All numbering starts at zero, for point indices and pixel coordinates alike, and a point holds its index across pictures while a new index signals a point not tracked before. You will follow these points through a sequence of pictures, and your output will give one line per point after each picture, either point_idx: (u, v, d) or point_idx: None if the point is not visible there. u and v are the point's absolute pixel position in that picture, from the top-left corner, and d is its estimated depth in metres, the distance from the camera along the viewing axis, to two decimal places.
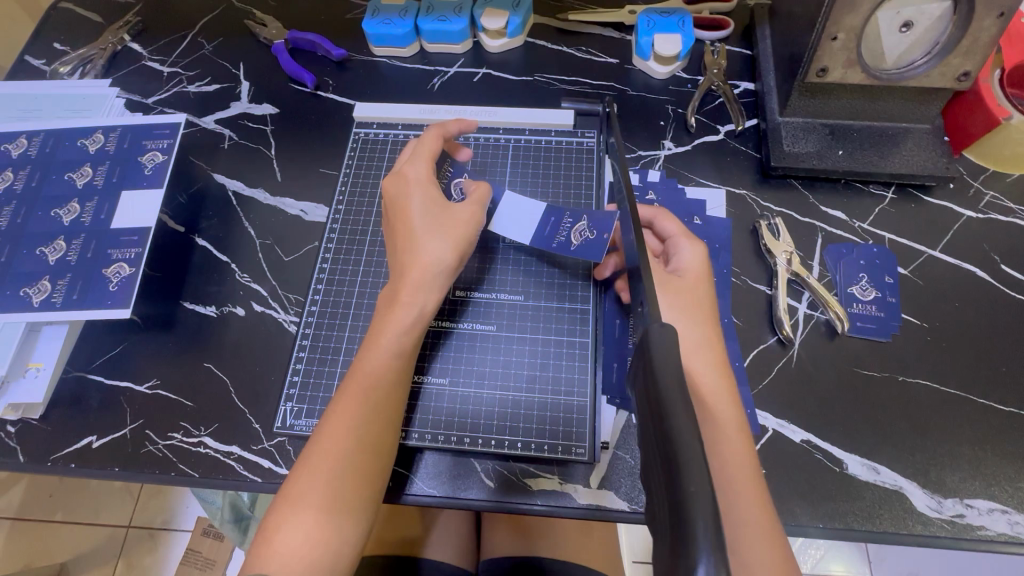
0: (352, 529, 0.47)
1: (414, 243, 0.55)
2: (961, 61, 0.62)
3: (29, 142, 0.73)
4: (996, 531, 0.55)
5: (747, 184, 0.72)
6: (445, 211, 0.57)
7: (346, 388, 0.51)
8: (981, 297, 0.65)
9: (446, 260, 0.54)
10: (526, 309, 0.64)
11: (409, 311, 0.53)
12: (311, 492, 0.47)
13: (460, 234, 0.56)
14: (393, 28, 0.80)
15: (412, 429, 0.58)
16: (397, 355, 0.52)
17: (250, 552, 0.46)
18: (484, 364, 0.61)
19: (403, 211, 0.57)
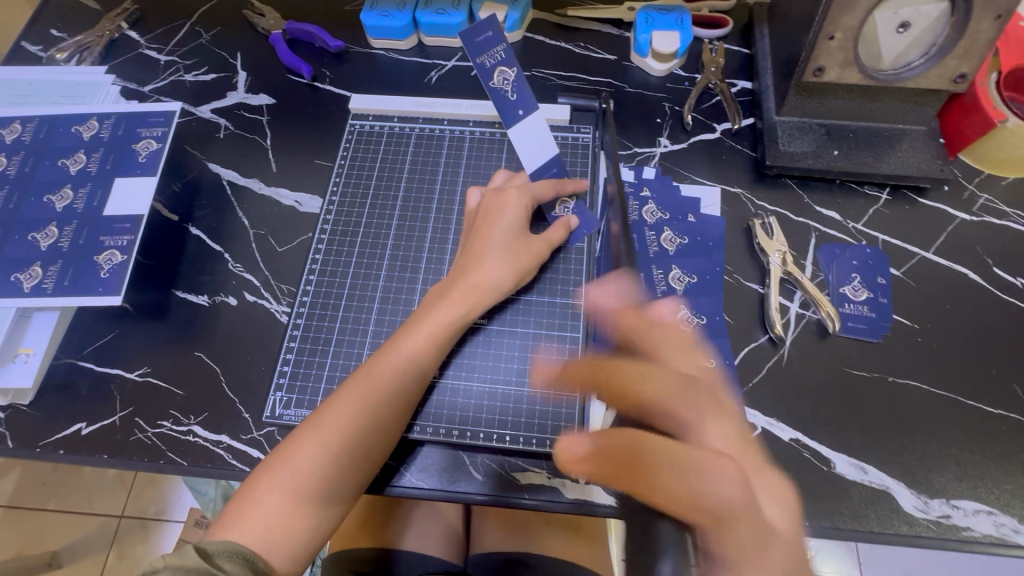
0: (330, 505, 0.51)
1: (472, 259, 0.59)
2: (958, 63, 0.62)
3: (24, 128, 0.72)
4: (982, 533, 0.55)
5: (742, 183, 0.72)
6: (523, 240, 0.61)
7: (364, 375, 0.54)
8: (972, 299, 0.65)
9: (501, 281, 0.59)
10: (527, 304, 0.64)
11: (443, 317, 0.57)
12: (302, 461, 0.50)
13: (524, 264, 0.61)
14: (391, 20, 0.80)
15: (419, 422, 0.58)
16: (421, 356, 0.55)
17: (231, 502, 0.50)
18: (477, 356, 0.61)
19: (478, 226, 0.62)
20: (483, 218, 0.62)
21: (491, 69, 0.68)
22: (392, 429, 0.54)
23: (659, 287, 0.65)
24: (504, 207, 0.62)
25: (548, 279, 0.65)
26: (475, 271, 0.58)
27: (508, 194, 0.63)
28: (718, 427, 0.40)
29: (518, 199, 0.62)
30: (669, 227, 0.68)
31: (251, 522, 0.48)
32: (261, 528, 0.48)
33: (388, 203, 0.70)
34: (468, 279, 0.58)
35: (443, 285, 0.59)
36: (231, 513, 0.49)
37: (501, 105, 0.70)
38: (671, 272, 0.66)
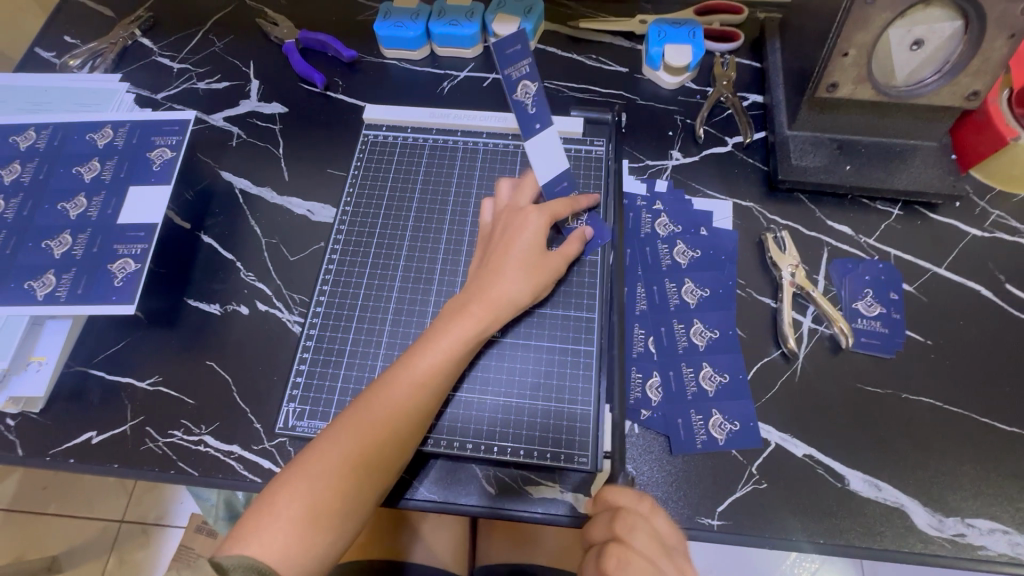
0: (346, 519, 0.50)
1: (490, 274, 0.59)
2: (971, 80, 0.62)
3: (38, 135, 0.73)
4: (997, 551, 0.55)
5: (754, 197, 0.72)
6: (541, 256, 0.61)
7: (380, 388, 0.54)
8: (985, 315, 0.65)
9: (518, 296, 0.59)
10: (539, 317, 0.64)
11: (462, 331, 0.57)
12: (319, 473, 0.50)
13: (542, 278, 0.61)
14: (405, 31, 0.80)
15: (436, 435, 0.58)
16: (440, 370, 0.55)
17: (246, 515, 0.50)
18: (490, 369, 0.61)
19: (496, 242, 0.62)
20: (500, 234, 0.62)
21: (514, 82, 0.66)
22: (410, 442, 0.53)
23: (672, 300, 0.65)
24: (523, 223, 0.62)
25: (562, 292, 0.65)
26: (494, 286, 0.59)
27: (528, 211, 0.63)
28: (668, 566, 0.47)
29: (538, 216, 0.62)
30: (681, 241, 0.69)
31: (267, 537, 0.48)
32: (277, 543, 0.48)
33: (401, 214, 0.70)
34: (487, 293, 0.58)
35: (460, 297, 0.59)
36: (245, 527, 0.49)
37: (519, 118, 0.68)
38: (684, 285, 0.66)
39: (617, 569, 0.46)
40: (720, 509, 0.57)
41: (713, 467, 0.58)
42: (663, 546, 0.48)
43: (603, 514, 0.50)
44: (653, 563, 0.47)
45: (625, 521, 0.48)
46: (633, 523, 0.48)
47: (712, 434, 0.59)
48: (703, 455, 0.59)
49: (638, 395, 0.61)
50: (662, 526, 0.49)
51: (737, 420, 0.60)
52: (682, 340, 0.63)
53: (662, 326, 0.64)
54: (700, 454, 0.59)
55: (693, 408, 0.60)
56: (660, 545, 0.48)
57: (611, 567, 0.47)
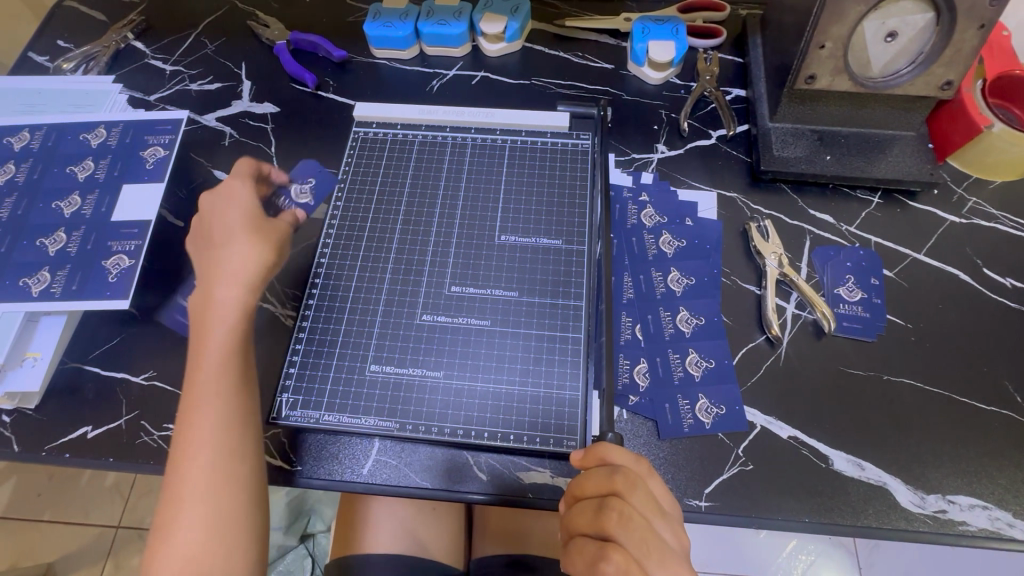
0: (244, 507, 0.51)
1: (215, 253, 0.60)
2: (944, 71, 0.64)
3: (32, 136, 0.74)
4: (978, 527, 0.56)
5: (738, 187, 0.74)
6: (258, 223, 0.63)
7: (190, 390, 0.53)
8: (964, 299, 0.66)
9: (247, 260, 0.59)
10: (463, 297, 0.65)
11: (227, 309, 0.57)
12: (192, 481, 0.50)
13: (267, 242, 0.62)
14: (394, 31, 0.82)
15: (287, 414, 0.60)
16: (223, 350, 0.55)
17: (149, 544, 0.49)
18: (382, 346, 0.63)
19: (209, 220, 0.63)
20: (213, 213, 0.64)
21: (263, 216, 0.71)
22: (251, 420, 0.54)
23: (658, 288, 0.67)
24: (230, 197, 0.64)
25: (549, 280, 0.66)
26: (229, 262, 0.59)
27: (230, 187, 0.66)
28: (663, 526, 0.47)
29: (230, 194, 0.65)
30: (666, 231, 0.70)
31: (172, 550, 0.48)
32: (184, 553, 0.48)
33: (392, 209, 0.71)
34: (225, 269, 0.59)
35: (205, 279, 0.59)
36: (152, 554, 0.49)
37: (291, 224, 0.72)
38: (670, 274, 0.67)
39: (618, 524, 0.46)
40: (707, 491, 0.58)
41: (699, 451, 0.60)
42: (658, 507, 0.48)
43: (599, 468, 0.50)
44: (650, 522, 0.47)
45: (626, 476, 0.48)
46: (632, 480, 0.48)
47: (699, 417, 0.60)
48: (690, 439, 0.60)
49: (626, 380, 0.62)
50: (657, 489, 0.50)
51: (723, 404, 0.61)
52: (669, 327, 0.65)
53: (650, 314, 0.65)
54: (687, 438, 0.60)
55: (680, 392, 0.62)
56: (656, 506, 0.48)
57: (611, 521, 0.46)
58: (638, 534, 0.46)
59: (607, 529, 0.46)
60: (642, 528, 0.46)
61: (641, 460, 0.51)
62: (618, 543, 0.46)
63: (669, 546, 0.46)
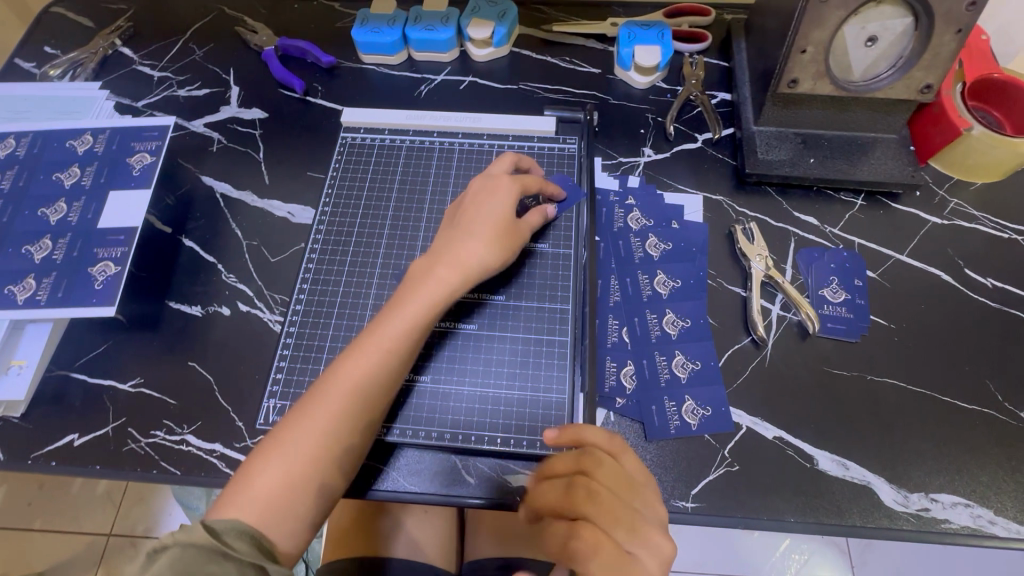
0: (331, 478, 0.52)
1: (459, 238, 0.61)
2: (923, 74, 0.65)
3: (18, 143, 0.73)
4: (960, 524, 0.57)
5: (723, 190, 0.75)
6: (513, 223, 0.63)
7: (351, 359, 0.55)
8: (946, 299, 0.67)
9: (484, 262, 0.60)
10: (523, 308, 0.65)
11: (430, 294, 0.58)
12: (298, 439, 0.51)
13: (514, 244, 0.63)
14: (382, 36, 0.82)
15: (394, 425, 0.59)
16: (409, 330, 0.56)
17: (229, 483, 0.50)
18: (459, 357, 0.63)
19: (465, 207, 0.63)
20: (470, 199, 0.63)
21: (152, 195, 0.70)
22: (374, 408, 0.54)
23: (644, 291, 0.67)
24: (494, 192, 0.63)
25: (536, 285, 0.66)
26: (462, 249, 0.60)
27: (500, 179, 0.64)
28: (636, 498, 0.49)
29: (500, 180, 0.64)
30: (653, 234, 0.71)
31: (251, 500, 0.49)
32: (265, 506, 0.49)
33: (380, 213, 0.72)
34: (458, 256, 0.59)
35: (430, 259, 0.60)
36: (230, 494, 0.49)
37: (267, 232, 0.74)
38: (656, 277, 0.68)
39: (584, 498, 0.48)
40: (694, 492, 0.58)
41: (686, 452, 0.60)
42: (628, 481, 0.50)
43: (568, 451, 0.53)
44: (619, 495, 0.49)
45: (592, 456, 0.51)
46: (599, 458, 0.50)
47: (685, 419, 0.61)
48: (677, 441, 0.60)
49: (613, 383, 0.63)
50: (629, 464, 0.52)
51: (710, 405, 0.62)
52: (655, 329, 0.65)
53: (636, 316, 0.66)
54: (674, 439, 0.61)
55: (666, 394, 0.62)
56: (626, 480, 0.50)
57: (580, 498, 0.48)
58: (607, 509, 0.48)
59: (576, 506, 0.48)
60: (611, 503, 0.48)
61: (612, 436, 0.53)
62: (589, 519, 0.47)
63: (644, 517, 0.48)
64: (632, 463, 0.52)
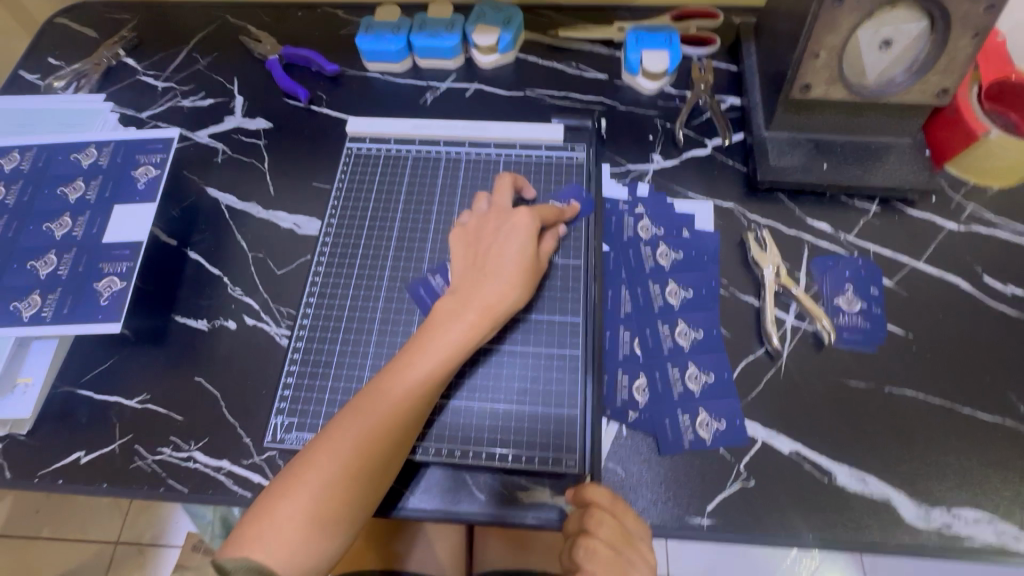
0: (348, 523, 0.51)
1: (484, 278, 0.60)
2: (939, 78, 0.64)
3: (23, 157, 0.73)
4: (983, 541, 0.55)
5: (734, 197, 0.74)
6: (534, 261, 0.62)
7: (377, 396, 0.54)
8: (963, 307, 0.66)
9: (513, 303, 0.60)
10: (546, 324, 0.64)
11: (456, 336, 0.57)
12: (318, 481, 0.50)
13: (534, 282, 0.62)
14: (387, 44, 0.81)
15: (425, 444, 0.58)
16: (434, 374, 0.55)
17: (243, 522, 0.49)
18: (483, 378, 0.61)
19: (487, 244, 0.62)
20: (493, 236, 0.62)
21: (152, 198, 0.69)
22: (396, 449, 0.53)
23: (656, 301, 0.66)
24: (520, 226, 0.62)
25: (547, 297, 0.65)
26: (487, 290, 0.59)
27: (520, 213, 0.63)
28: (633, 555, 0.52)
29: (523, 215, 0.62)
30: (664, 243, 0.69)
31: (267, 543, 0.48)
32: (280, 550, 0.48)
33: (386, 225, 0.71)
34: (482, 299, 0.58)
35: (453, 299, 0.59)
36: (245, 535, 0.49)
37: (271, 242, 0.73)
38: (668, 287, 0.67)
39: (583, 559, 0.51)
40: (709, 507, 0.57)
41: (701, 466, 0.59)
42: (627, 537, 0.52)
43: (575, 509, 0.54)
44: (616, 552, 0.51)
45: (592, 517, 0.52)
46: (599, 520, 0.52)
47: (700, 433, 0.60)
48: (691, 455, 0.59)
49: (625, 397, 0.62)
50: (630, 523, 0.53)
51: (723, 418, 0.60)
52: (667, 341, 0.64)
53: (648, 328, 0.65)
54: (688, 454, 0.60)
55: (680, 408, 0.61)
56: (625, 537, 0.52)
57: (578, 557, 0.51)
58: (603, 574, 0.51)
59: (577, 563, 0.52)
60: (606, 563, 0.51)
61: (615, 499, 0.53)
62: None
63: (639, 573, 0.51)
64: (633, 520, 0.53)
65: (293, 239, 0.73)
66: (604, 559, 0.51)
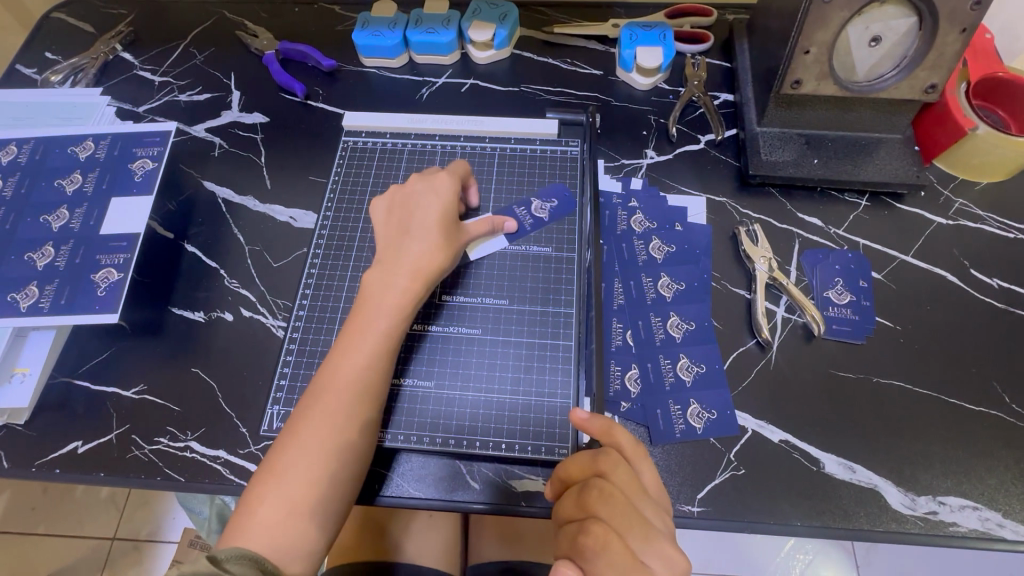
0: (330, 507, 0.51)
1: (406, 244, 0.60)
2: (928, 74, 0.65)
3: (20, 150, 0.73)
4: (968, 528, 0.56)
5: (727, 192, 0.74)
6: (455, 224, 0.63)
7: (325, 376, 0.55)
8: (951, 300, 0.67)
9: (439, 265, 0.60)
10: (496, 305, 0.65)
11: (392, 304, 0.57)
12: (291, 467, 0.51)
13: (461, 247, 0.63)
14: (383, 39, 0.82)
15: (392, 431, 0.59)
16: (377, 342, 0.56)
17: (231, 519, 0.50)
18: (436, 358, 0.62)
19: (410, 211, 0.63)
20: (414, 205, 0.63)
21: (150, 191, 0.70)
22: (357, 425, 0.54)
23: (649, 294, 0.67)
24: (433, 191, 0.63)
25: (522, 286, 0.66)
26: (413, 257, 0.59)
27: (435, 180, 0.64)
28: (648, 505, 0.47)
29: (437, 180, 0.64)
30: (656, 236, 0.70)
31: (255, 534, 0.49)
32: (264, 543, 0.48)
33: None
34: (410, 265, 0.59)
35: (382, 269, 0.60)
36: (234, 530, 0.49)
37: (267, 235, 0.73)
38: (661, 279, 0.68)
39: (598, 499, 0.47)
40: (700, 496, 0.58)
41: (693, 456, 0.60)
42: (641, 486, 0.49)
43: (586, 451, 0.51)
44: (631, 499, 0.47)
45: (609, 457, 0.49)
46: (615, 461, 0.49)
47: (691, 423, 0.61)
48: (682, 444, 0.60)
49: (618, 387, 0.62)
50: (644, 472, 0.50)
51: (715, 408, 0.61)
52: (659, 332, 0.65)
53: (641, 320, 0.65)
54: (679, 444, 0.60)
55: (672, 398, 0.62)
56: (640, 486, 0.49)
57: (592, 498, 0.47)
58: (622, 509, 0.46)
59: (589, 508, 0.47)
60: (621, 503, 0.46)
61: (635, 443, 0.51)
62: (599, 518, 0.46)
63: (654, 525, 0.46)
64: (648, 471, 0.50)
65: (288, 232, 0.74)
66: (621, 500, 0.47)
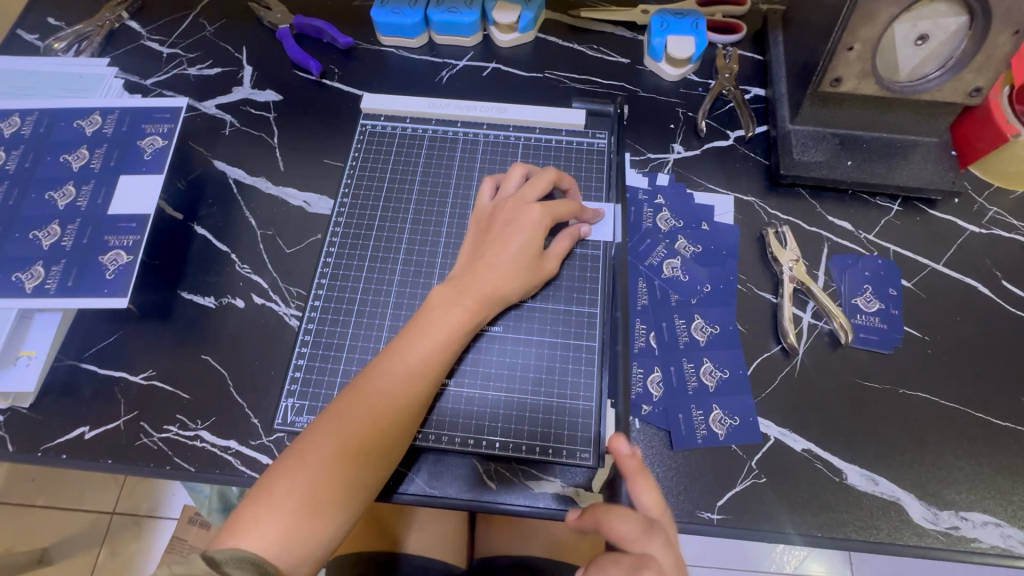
0: (346, 510, 0.50)
1: (482, 266, 0.59)
2: (974, 76, 0.62)
3: (23, 121, 0.70)
4: (989, 544, 0.56)
5: (755, 192, 0.72)
6: (536, 257, 0.61)
7: (374, 379, 0.53)
8: (981, 311, 0.65)
9: (509, 295, 0.59)
10: (539, 313, 0.63)
11: (454, 323, 0.56)
12: (316, 463, 0.49)
13: (535, 275, 0.61)
14: (403, 17, 0.78)
15: (426, 430, 0.58)
16: (433, 356, 0.55)
17: (240, 504, 0.48)
18: (484, 364, 0.61)
19: (499, 232, 0.60)
20: (505, 225, 0.60)
21: (159, 169, 0.67)
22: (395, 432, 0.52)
23: (673, 295, 0.65)
24: (523, 219, 0.60)
25: (553, 289, 0.64)
26: (484, 278, 0.58)
27: (533, 207, 0.61)
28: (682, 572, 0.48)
29: (531, 208, 0.61)
30: (683, 236, 0.68)
31: (264, 526, 0.47)
32: (275, 535, 0.47)
33: (401, 206, 0.69)
34: (479, 285, 0.58)
35: (451, 285, 0.58)
36: (241, 517, 0.47)
37: (279, 220, 0.71)
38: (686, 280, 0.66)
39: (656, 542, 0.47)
40: (720, 503, 0.57)
41: (715, 463, 0.59)
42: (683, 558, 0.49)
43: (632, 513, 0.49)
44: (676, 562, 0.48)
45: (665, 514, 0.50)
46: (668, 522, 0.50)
47: (713, 429, 0.59)
48: (704, 451, 0.59)
49: (640, 390, 0.61)
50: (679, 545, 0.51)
51: (738, 415, 0.60)
52: (683, 335, 0.63)
53: (664, 322, 0.64)
54: (700, 450, 0.59)
55: (694, 402, 0.60)
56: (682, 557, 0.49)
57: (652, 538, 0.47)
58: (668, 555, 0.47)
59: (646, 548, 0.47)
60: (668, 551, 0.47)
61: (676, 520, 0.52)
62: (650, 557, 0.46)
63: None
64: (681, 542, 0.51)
65: (301, 217, 0.71)
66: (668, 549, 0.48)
